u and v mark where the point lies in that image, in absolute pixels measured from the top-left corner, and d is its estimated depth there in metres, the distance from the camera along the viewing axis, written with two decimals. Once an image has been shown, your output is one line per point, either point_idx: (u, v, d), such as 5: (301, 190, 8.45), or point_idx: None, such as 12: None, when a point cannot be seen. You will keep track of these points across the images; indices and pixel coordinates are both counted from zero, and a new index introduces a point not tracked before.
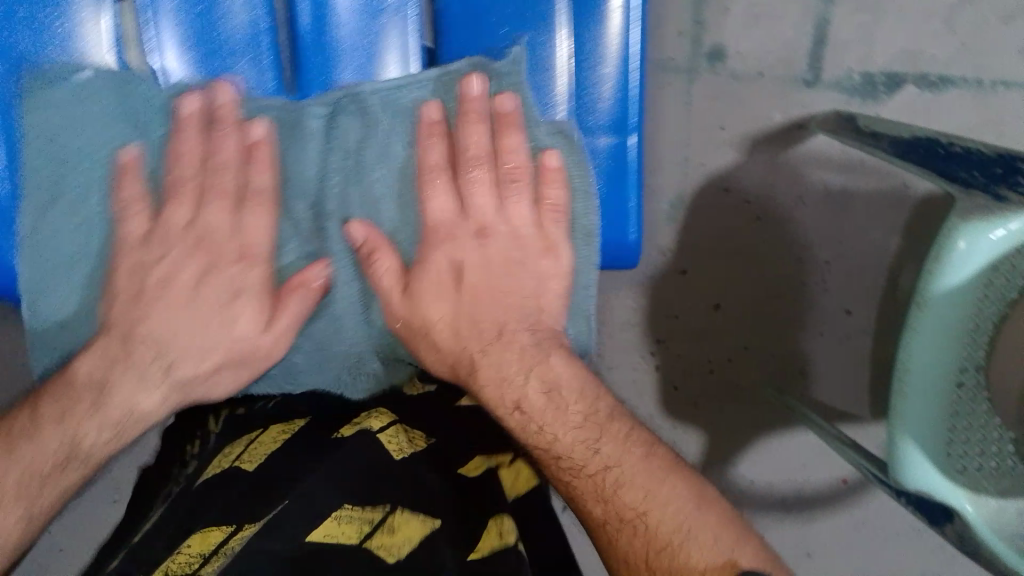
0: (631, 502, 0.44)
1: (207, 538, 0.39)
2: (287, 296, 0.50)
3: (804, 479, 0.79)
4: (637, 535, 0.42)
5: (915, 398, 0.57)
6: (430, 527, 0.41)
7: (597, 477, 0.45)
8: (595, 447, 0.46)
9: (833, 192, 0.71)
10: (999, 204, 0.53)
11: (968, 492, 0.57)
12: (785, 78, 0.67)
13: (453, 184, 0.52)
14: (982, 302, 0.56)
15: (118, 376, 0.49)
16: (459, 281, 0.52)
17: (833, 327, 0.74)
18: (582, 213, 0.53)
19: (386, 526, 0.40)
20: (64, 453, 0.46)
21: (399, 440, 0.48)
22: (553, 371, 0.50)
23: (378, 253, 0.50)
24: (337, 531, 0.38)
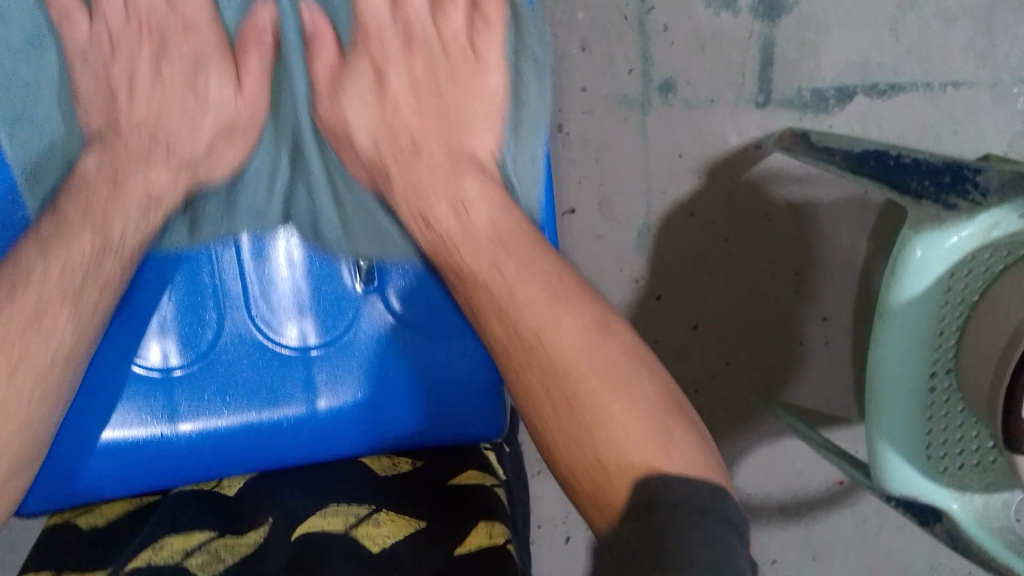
0: (565, 365, 0.42)
1: (184, 539, 0.48)
2: (246, 57, 0.53)
3: (800, 485, 0.81)
4: (582, 422, 0.40)
5: (889, 407, 0.59)
6: (413, 525, 0.51)
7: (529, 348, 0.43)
8: (500, 267, 0.46)
9: (797, 206, 0.73)
10: (948, 211, 0.55)
11: (953, 491, 0.60)
12: (737, 100, 0.69)
13: (403, 60, 0.56)
14: (944, 307, 0.57)
15: (119, 171, 0.50)
16: (381, 95, 0.55)
17: (813, 335, 0.76)
18: (523, 41, 0.55)
19: (373, 520, 0.50)
20: (99, 243, 0.47)
21: (384, 460, 0.57)
22: (463, 190, 0.51)
23: (320, 36, 0.53)
24: (322, 524, 0.50)
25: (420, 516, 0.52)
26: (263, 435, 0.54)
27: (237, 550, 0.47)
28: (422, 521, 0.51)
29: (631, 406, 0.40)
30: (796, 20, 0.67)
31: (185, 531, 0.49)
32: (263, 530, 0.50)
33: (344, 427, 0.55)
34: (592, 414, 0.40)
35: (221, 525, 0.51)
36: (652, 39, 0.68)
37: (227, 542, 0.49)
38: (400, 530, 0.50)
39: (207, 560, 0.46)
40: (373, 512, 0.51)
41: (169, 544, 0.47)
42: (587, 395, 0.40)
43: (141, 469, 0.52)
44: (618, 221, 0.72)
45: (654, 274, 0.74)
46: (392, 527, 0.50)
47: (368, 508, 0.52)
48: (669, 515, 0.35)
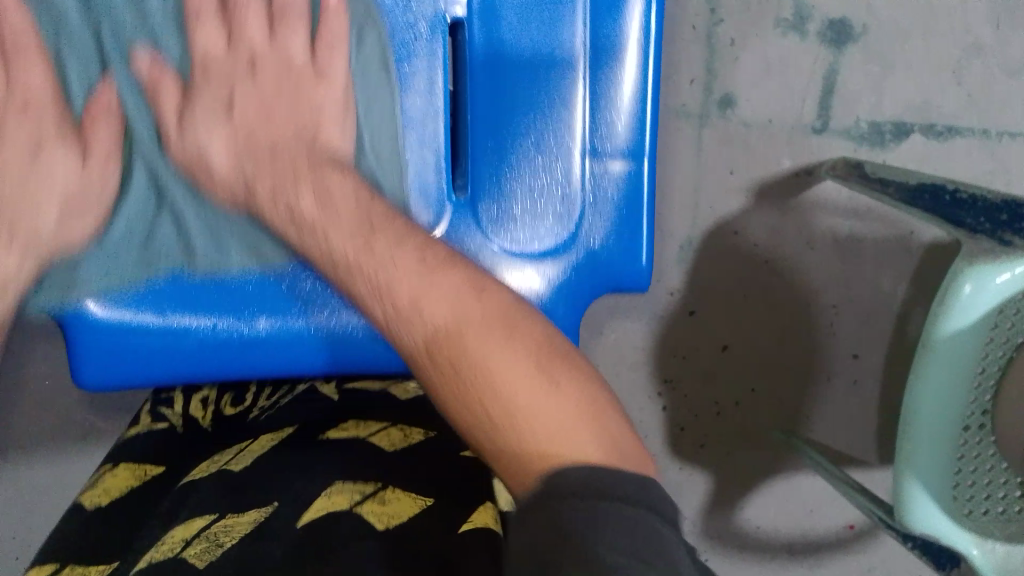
0: (471, 362, 0.40)
1: (186, 526, 0.47)
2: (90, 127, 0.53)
3: (810, 525, 0.79)
4: (507, 429, 0.38)
5: (920, 440, 0.58)
6: (420, 501, 0.46)
7: (428, 330, 0.42)
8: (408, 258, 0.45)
9: (842, 238, 0.72)
10: (1004, 247, 0.54)
11: (975, 537, 0.58)
12: (794, 125, 0.69)
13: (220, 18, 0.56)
14: (988, 345, 0.57)
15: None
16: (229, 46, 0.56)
17: (842, 372, 0.75)
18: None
19: (377, 497, 0.46)
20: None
21: (394, 436, 0.53)
22: (326, 181, 0.51)
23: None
24: (329, 505, 0.46)
25: (430, 495, 0.47)
26: (257, 352, 0.55)
27: (233, 535, 0.44)
28: (430, 500, 0.46)
29: (548, 407, 0.39)
30: (862, 51, 0.68)
31: (187, 518, 0.47)
32: (267, 507, 0.47)
33: (364, 342, 0.55)
34: (513, 414, 0.38)
35: (223, 509, 0.47)
36: (719, 54, 0.68)
37: (225, 526, 0.45)
38: (410, 509, 0.45)
39: (206, 549, 0.43)
40: (379, 489, 0.47)
41: (170, 536, 0.46)
42: (495, 385, 0.39)
43: (135, 355, 0.54)
44: (661, 231, 0.72)
45: (691, 289, 0.74)
46: (399, 505, 0.45)
47: (374, 486, 0.47)
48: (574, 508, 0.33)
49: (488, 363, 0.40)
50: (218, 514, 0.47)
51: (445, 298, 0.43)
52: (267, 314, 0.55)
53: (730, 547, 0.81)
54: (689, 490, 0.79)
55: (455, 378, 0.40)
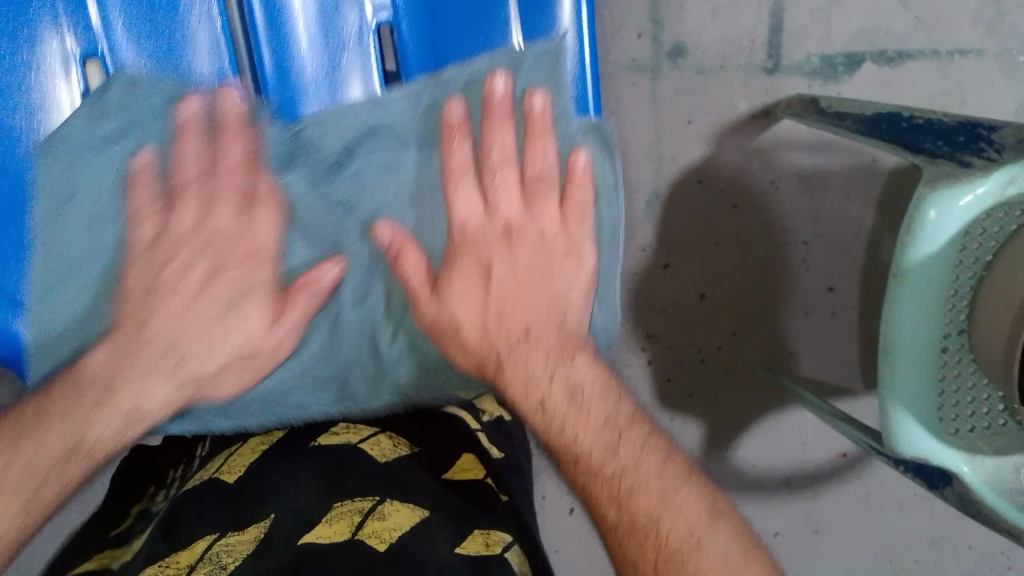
0: (643, 508, 0.45)
1: (189, 549, 0.45)
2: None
3: (804, 457, 0.80)
4: (647, 541, 0.44)
5: (902, 367, 0.59)
6: (419, 514, 0.48)
7: (613, 482, 0.46)
8: (615, 452, 0.47)
9: (806, 174, 0.72)
10: (963, 170, 0.55)
11: (964, 454, 0.60)
12: (746, 67, 0.69)
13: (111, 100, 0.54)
14: (959, 268, 0.57)
15: None
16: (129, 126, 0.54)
17: (819, 306, 0.76)
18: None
19: (377, 513, 0.47)
20: None
21: (382, 446, 0.54)
22: (576, 374, 0.50)
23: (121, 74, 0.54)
24: (328, 531, 0.45)
25: (424, 505, 0.48)
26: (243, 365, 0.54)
27: (237, 554, 0.44)
28: (427, 511, 0.48)
29: (693, 519, 0.44)
30: None
31: (188, 543, 0.45)
32: (263, 522, 0.46)
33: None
34: (657, 530, 0.44)
35: (225, 527, 0.46)
36: (664, 5, 0.67)
37: (227, 545, 0.45)
38: (410, 519, 0.47)
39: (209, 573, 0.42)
40: (377, 504, 0.48)
41: (172, 561, 0.43)
42: (629, 555, 0.44)
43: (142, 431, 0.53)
44: (625, 187, 0.72)
45: (663, 242, 0.74)
46: (399, 517, 0.47)
47: (373, 500, 0.48)
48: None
49: (620, 453, 0.47)
50: (219, 535, 0.45)
51: (536, 366, 0.51)
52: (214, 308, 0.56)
53: (729, 488, 0.82)
54: (682, 438, 0.80)
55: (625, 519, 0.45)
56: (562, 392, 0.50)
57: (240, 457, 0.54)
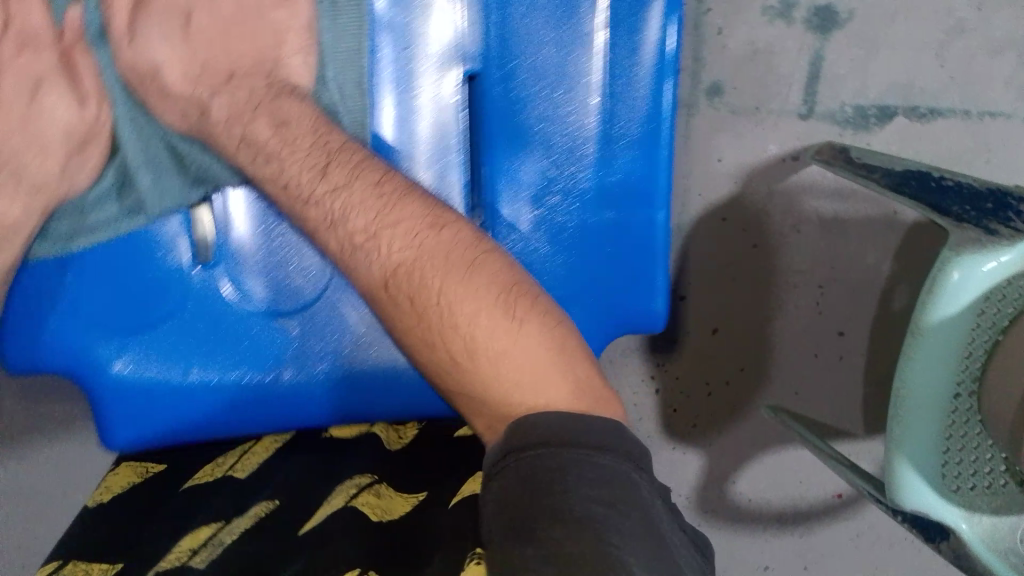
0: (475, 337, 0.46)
1: (194, 534, 0.57)
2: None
3: (800, 493, 0.81)
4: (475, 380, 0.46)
5: (912, 422, 0.60)
6: (412, 497, 0.59)
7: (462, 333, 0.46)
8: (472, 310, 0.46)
9: (827, 219, 0.73)
10: (989, 237, 0.56)
11: (963, 511, 0.61)
12: (779, 111, 0.70)
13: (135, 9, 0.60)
14: (975, 331, 0.58)
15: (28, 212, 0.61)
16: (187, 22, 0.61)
17: (828, 349, 0.77)
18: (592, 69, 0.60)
19: (374, 492, 0.59)
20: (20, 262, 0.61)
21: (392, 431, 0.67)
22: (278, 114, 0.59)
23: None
24: (332, 503, 0.59)
25: (410, 503, 0.55)
26: (189, 394, 0.64)
27: (236, 531, 0.57)
28: (424, 493, 0.59)
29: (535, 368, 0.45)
30: (846, 35, 0.68)
31: (194, 527, 0.57)
32: (270, 501, 0.60)
33: (299, 398, 0.65)
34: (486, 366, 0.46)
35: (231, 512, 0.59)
36: (705, 43, 0.69)
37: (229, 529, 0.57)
38: (403, 505, 0.58)
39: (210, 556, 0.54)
40: (375, 483, 0.60)
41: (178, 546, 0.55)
42: (481, 339, 0.46)
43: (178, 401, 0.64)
44: None
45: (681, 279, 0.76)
46: (395, 501, 0.58)
47: (370, 479, 0.61)
48: (544, 462, 0.40)
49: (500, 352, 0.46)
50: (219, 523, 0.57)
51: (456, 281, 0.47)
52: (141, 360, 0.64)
53: (724, 519, 0.83)
54: (682, 468, 0.81)
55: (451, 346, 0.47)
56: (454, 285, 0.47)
57: (254, 455, 0.66)
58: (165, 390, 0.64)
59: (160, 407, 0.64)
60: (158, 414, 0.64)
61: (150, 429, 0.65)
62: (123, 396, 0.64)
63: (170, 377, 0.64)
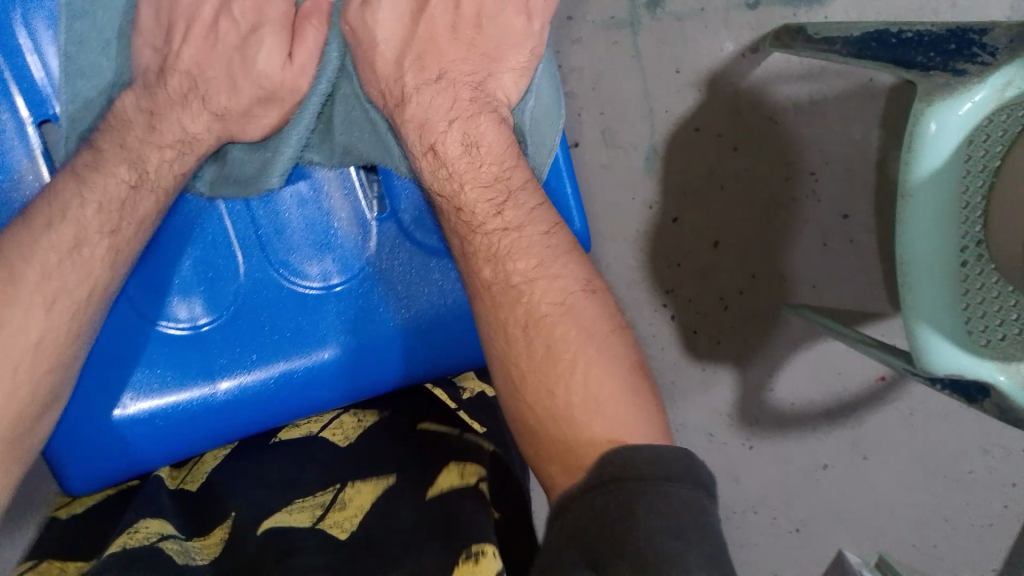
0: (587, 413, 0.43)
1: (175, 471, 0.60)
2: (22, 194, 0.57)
3: (843, 387, 0.80)
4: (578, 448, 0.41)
5: (924, 286, 0.58)
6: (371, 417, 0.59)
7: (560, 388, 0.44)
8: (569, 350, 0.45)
9: (802, 104, 0.71)
10: (958, 78, 0.54)
11: (999, 364, 0.59)
12: (725, 5, 0.68)
13: None
14: (968, 178, 0.56)
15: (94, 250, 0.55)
16: None
17: (834, 234, 0.75)
18: None
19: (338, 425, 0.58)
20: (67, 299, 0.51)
21: (344, 428, 0.57)
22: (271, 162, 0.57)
23: None
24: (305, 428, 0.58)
25: (390, 473, 0.49)
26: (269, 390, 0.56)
27: (211, 549, 0.46)
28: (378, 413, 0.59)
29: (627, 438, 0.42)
30: None
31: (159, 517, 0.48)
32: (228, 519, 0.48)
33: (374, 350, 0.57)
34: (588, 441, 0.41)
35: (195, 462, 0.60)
36: None
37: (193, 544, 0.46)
38: (367, 495, 0.48)
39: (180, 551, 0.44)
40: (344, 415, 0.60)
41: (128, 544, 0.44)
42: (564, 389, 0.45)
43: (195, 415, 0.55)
44: (621, 149, 0.72)
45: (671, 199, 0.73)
46: (359, 499, 0.48)
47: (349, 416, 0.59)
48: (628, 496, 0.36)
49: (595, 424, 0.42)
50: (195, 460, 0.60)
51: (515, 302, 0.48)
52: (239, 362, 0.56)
53: (771, 429, 0.82)
54: (716, 387, 0.80)
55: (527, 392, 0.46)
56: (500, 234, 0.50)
57: (203, 466, 0.58)
58: (181, 415, 0.55)
59: (169, 439, 0.55)
60: (137, 462, 0.55)
61: (116, 467, 0.55)
62: (85, 450, 0.54)
63: (193, 396, 0.55)
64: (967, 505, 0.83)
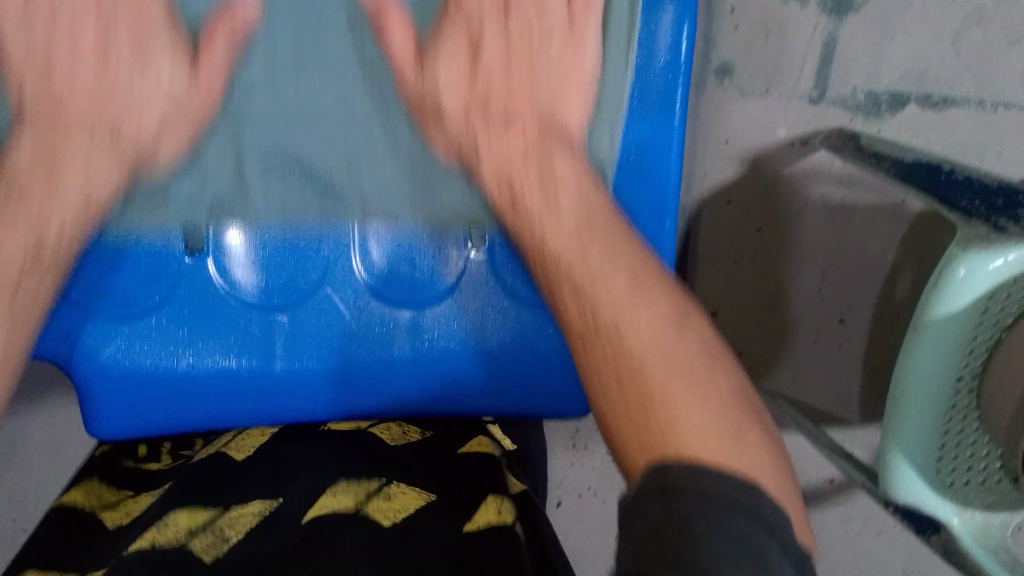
0: (664, 417, 0.41)
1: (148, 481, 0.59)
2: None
3: (793, 479, 0.82)
4: (644, 416, 0.42)
5: (910, 417, 0.59)
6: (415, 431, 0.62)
7: (629, 393, 0.43)
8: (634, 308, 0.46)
9: (834, 206, 0.72)
10: (997, 234, 0.55)
11: (955, 507, 0.61)
12: (790, 93, 0.69)
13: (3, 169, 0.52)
14: (977, 328, 0.58)
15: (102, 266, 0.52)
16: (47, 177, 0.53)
17: (826, 335, 0.76)
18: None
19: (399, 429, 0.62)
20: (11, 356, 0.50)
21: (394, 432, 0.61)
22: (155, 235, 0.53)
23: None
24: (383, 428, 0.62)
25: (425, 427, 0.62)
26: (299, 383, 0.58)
27: (239, 528, 0.49)
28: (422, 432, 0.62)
29: (696, 407, 0.42)
30: (863, 19, 0.66)
31: (191, 507, 0.51)
32: (271, 500, 0.52)
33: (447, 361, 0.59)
34: (657, 398, 0.42)
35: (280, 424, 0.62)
36: (715, 24, 0.67)
37: (231, 519, 0.50)
38: (412, 502, 0.52)
39: (212, 543, 0.48)
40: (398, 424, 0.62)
41: (174, 523, 0.49)
42: (646, 370, 0.44)
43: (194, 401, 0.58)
44: None
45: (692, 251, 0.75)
46: (403, 500, 0.52)
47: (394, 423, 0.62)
48: (688, 500, 0.36)
49: (658, 394, 0.42)
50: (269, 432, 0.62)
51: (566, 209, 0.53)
52: (293, 354, 0.58)
53: None
54: None
55: (624, 397, 0.43)
56: (537, 197, 0.55)
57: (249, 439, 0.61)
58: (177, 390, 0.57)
59: (188, 406, 0.58)
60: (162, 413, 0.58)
61: (136, 424, 0.58)
62: (113, 390, 0.57)
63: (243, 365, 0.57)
64: None
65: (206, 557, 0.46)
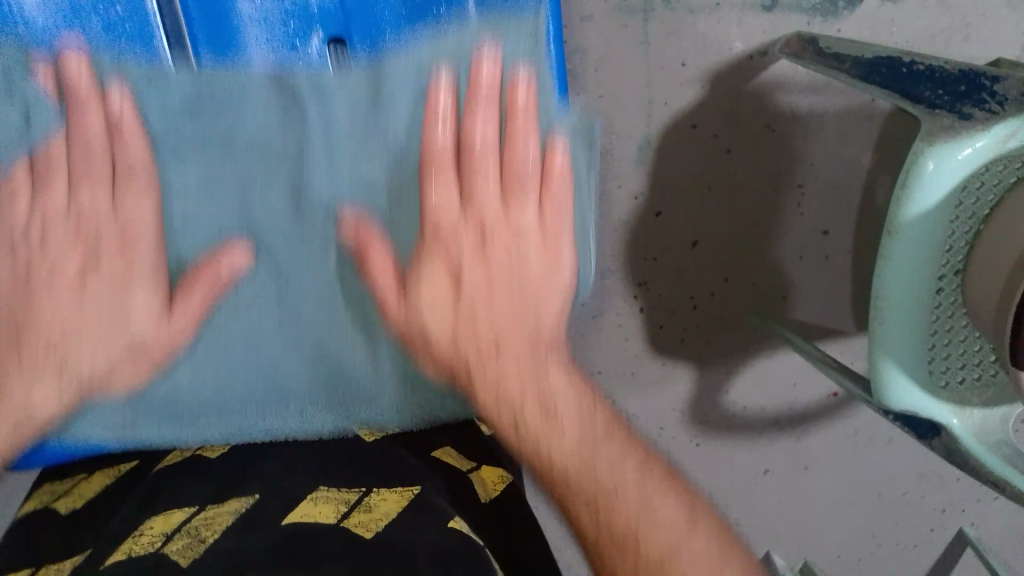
0: None
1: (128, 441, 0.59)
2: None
3: (793, 399, 0.81)
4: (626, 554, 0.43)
5: (893, 321, 0.58)
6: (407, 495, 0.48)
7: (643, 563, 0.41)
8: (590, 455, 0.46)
9: (801, 115, 0.70)
10: (963, 122, 0.53)
11: (953, 407, 0.60)
12: (742, 5, 0.67)
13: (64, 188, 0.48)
14: (954, 223, 0.56)
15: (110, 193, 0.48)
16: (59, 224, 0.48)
17: (811, 249, 0.75)
18: None
19: (363, 506, 0.47)
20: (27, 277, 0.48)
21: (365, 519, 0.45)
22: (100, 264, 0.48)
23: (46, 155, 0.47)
24: (314, 512, 0.45)
25: (414, 484, 0.50)
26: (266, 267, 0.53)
27: (216, 526, 0.43)
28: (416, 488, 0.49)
29: None
30: None
31: (165, 511, 0.44)
32: (248, 497, 0.46)
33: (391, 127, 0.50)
34: None
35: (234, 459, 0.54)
36: None
37: (207, 517, 0.44)
38: (394, 506, 0.47)
39: (188, 545, 0.41)
40: (363, 496, 0.48)
41: (147, 528, 0.43)
42: (596, 466, 0.46)
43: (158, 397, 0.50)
44: (616, 136, 0.71)
45: (645, 243, 0.74)
46: (385, 508, 0.47)
47: (357, 493, 0.48)
48: None
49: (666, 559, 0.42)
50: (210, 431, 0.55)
51: (510, 371, 0.49)
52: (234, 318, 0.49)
53: (721, 431, 0.83)
54: (672, 384, 0.80)
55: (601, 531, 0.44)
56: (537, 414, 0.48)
57: (217, 520, 0.44)
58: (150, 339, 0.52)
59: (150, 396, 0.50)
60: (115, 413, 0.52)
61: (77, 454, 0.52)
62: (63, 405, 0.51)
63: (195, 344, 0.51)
64: (893, 524, 0.87)
65: (184, 560, 0.40)
